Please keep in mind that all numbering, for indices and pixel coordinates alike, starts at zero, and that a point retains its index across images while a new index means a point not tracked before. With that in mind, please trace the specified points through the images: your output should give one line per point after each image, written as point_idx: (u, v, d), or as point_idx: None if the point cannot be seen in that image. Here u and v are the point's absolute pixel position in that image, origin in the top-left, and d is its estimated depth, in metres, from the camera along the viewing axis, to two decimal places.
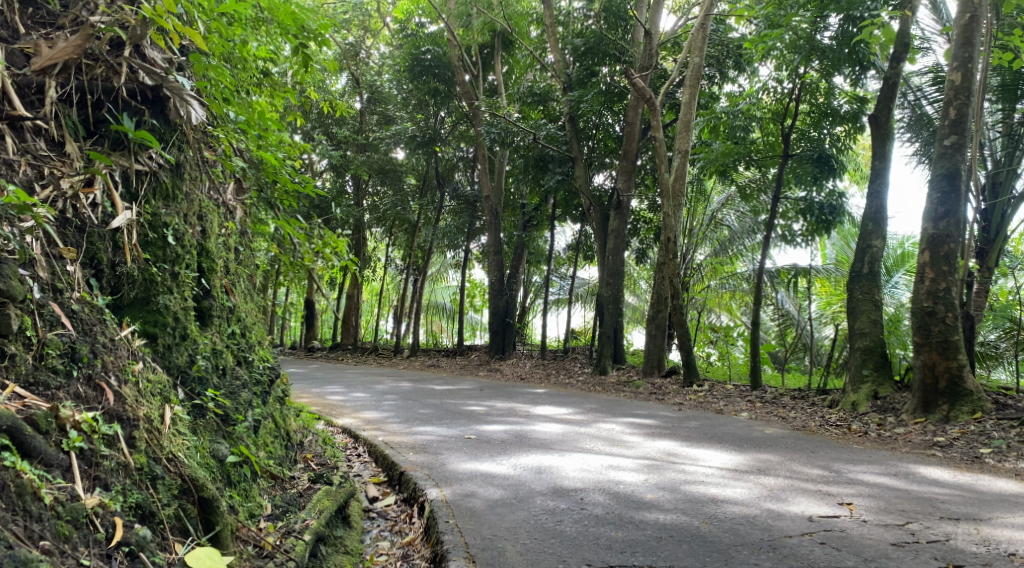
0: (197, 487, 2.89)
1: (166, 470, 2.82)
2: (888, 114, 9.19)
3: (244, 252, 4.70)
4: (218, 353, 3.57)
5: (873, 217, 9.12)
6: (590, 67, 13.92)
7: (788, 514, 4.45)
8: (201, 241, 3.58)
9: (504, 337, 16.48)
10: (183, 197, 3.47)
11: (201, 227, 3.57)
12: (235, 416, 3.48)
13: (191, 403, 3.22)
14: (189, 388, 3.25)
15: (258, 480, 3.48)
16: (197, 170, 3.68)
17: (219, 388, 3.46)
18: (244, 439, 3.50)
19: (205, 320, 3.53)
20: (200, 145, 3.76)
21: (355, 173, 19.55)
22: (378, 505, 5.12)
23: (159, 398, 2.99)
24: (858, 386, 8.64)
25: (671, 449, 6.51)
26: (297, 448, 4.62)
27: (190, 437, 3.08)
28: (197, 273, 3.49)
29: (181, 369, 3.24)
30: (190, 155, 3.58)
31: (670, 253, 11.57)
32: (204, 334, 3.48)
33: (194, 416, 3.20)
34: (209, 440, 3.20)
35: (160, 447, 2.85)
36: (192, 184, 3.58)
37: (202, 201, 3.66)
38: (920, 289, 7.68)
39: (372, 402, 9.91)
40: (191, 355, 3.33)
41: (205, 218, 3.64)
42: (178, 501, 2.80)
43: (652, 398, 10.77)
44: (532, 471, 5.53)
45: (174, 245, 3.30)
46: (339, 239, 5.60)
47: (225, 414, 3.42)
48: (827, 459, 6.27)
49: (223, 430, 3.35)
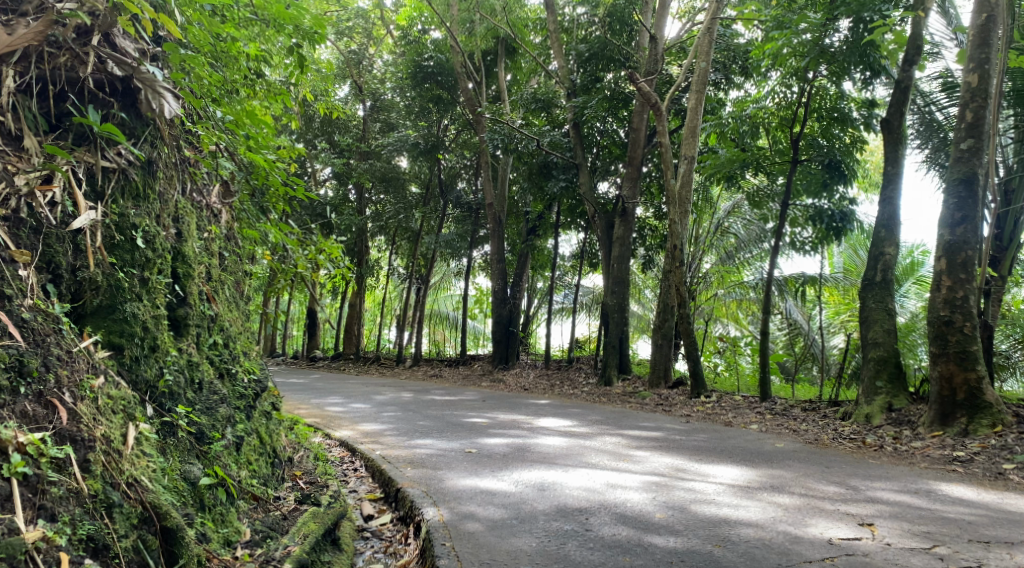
0: (160, 515, 2.67)
1: (124, 498, 2.58)
2: (901, 119, 8.93)
3: (231, 258, 4.47)
4: (194, 365, 3.33)
5: (886, 224, 8.84)
6: (593, 73, 13.53)
7: (806, 537, 4.20)
8: (177, 245, 3.35)
9: (507, 346, 16.23)
10: (156, 197, 3.26)
11: (175, 230, 3.36)
12: (211, 434, 3.24)
13: (161, 420, 2.98)
14: (158, 404, 3.01)
15: (236, 503, 3.23)
16: (173, 170, 3.47)
17: (194, 404, 3.23)
18: (221, 459, 3.26)
19: (180, 330, 3.30)
20: (178, 143, 3.56)
21: (357, 180, 19.38)
22: (372, 525, 4.87)
23: (122, 415, 2.77)
24: (872, 398, 8.35)
25: (680, 464, 6.25)
26: (286, 465, 4.36)
27: (156, 458, 2.84)
28: (171, 280, 3.27)
29: (149, 384, 3.00)
30: (164, 153, 3.37)
31: (677, 261, 11.30)
32: (178, 345, 3.25)
33: (163, 435, 2.97)
34: (179, 461, 2.97)
35: (118, 470, 2.62)
36: (167, 186, 3.36)
37: (178, 202, 3.45)
38: (936, 298, 7.42)
39: (371, 413, 9.67)
40: (161, 368, 3.08)
41: (181, 220, 3.44)
42: (137, 531, 2.57)
43: (659, 409, 10.50)
44: (534, 489, 5.28)
45: (143, 249, 3.08)
46: (336, 245, 5.53)
47: (200, 432, 3.18)
48: (842, 475, 6.00)
49: (197, 449, 3.11)
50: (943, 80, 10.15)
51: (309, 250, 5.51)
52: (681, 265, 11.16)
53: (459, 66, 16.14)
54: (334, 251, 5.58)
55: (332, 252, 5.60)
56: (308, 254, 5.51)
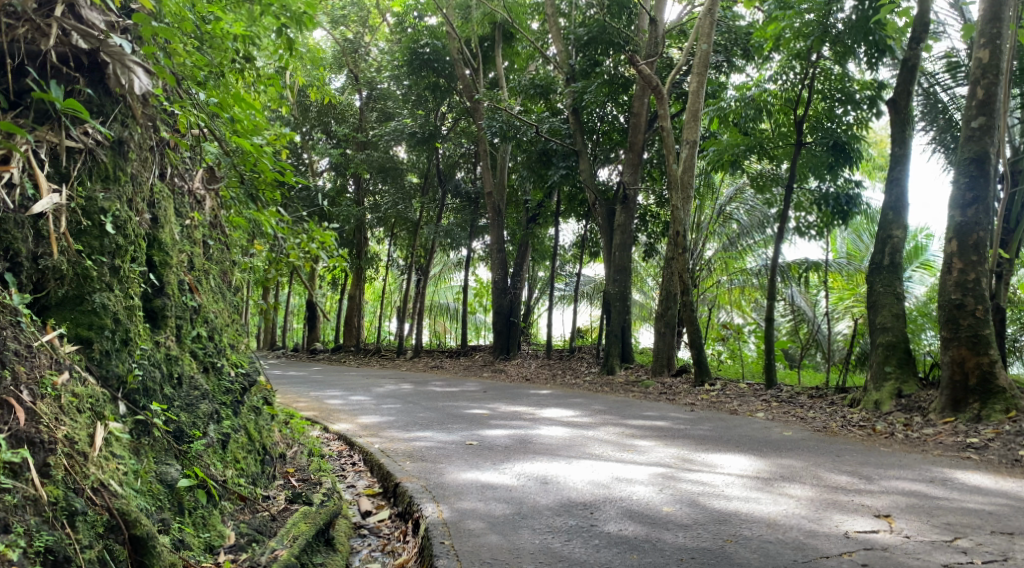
0: (129, 523, 2.48)
1: (88, 504, 2.40)
2: (908, 99, 8.69)
3: (215, 247, 4.26)
4: (173, 359, 3.15)
5: (893, 206, 8.62)
6: (593, 58, 13.20)
7: (823, 530, 4.04)
8: (152, 232, 3.16)
9: (508, 337, 16.05)
10: (128, 179, 3.07)
11: (150, 215, 3.17)
12: (191, 432, 3.07)
13: (134, 419, 2.79)
14: (131, 402, 2.81)
15: (220, 505, 3.05)
16: (148, 152, 3.27)
17: (172, 402, 3.04)
18: (202, 459, 3.07)
19: (156, 322, 3.11)
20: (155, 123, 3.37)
21: (355, 171, 19.15)
22: (370, 521, 4.70)
23: (89, 414, 2.58)
24: (881, 384, 8.17)
25: (686, 455, 6.08)
26: (277, 462, 4.18)
27: (127, 461, 2.65)
28: (147, 269, 3.09)
29: (123, 380, 2.80)
30: (138, 134, 3.17)
31: (679, 248, 11.07)
32: (156, 338, 3.07)
33: (137, 435, 2.78)
34: (154, 462, 2.79)
35: (83, 475, 2.43)
36: (140, 168, 3.17)
37: (154, 186, 3.26)
38: (947, 281, 7.23)
39: (370, 405, 9.49)
40: (135, 362, 2.88)
41: (157, 205, 3.25)
42: (103, 541, 2.39)
43: (663, 398, 10.32)
44: (537, 482, 5.11)
45: (113, 235, 2.88)
46: (328, 232, 5.13)
47: (178, 431, 3.00)
48: (854, 464, 5.82)
49: (174, 449, 2.92)
50: (947, 59, 9.96)
51: (300, 238, 5.14)
52: (683, 251, 10.94)
53: (457, 53, 15.87)
54: (327, 238, 5.18)
55: (326, 242, 5.23)
56: (300, 242, 5.18)
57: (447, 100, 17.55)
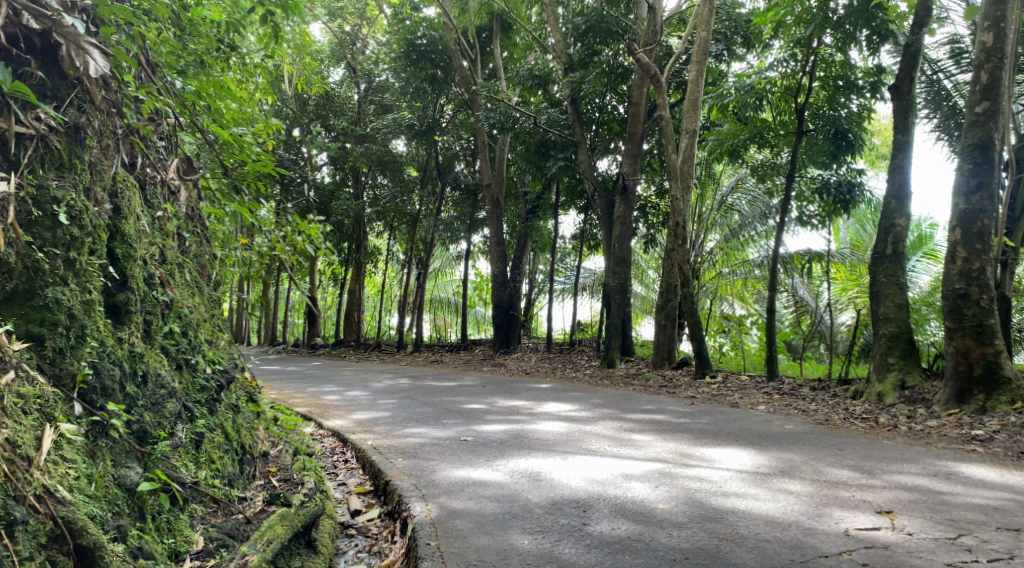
0: (75, 532, 2.35)
1: (30, 512, 2.28)
2: (911, 84, 8.50)
3: (193, 241, 4.12)
4: (138, 357, 3.01)
5: (896, 194, 8.44)
6: (591, 47, 12.96)
7: (821, 528, 3.91)
8: (113, 223, 3.03)
9: (508, 330, 15.89)
10: (86, 167, 2.94)
11: (112, 206, 3.04)
12: (155, 433, 2.94)
13: (90, 420, 2.65)
14: (87, 402, 2.67)
15: (187, 508, 2.92)
16: (110, 140, 3.15)
17: (135, 401, 2.90)
18: (167, 461, 2.95)
19: (120, 317, 2.98)
20: (119, 109, 3.24)
21: (353, 164, 19.00)
22: (358, 521, 4.58)
23: (36, 416, 2.46)
24: (883, 375, 8.03)
25: (684, 450, 5.93)
26: (259, 461, 4.04)
27: (79, 464, 2.52)
28: (107, 262, 2.95)
29: (79, 379, 2.67)
30: (97, 121, 3.04)
31: (679, 239, 10.93)
32: (119, 335, 2.94)
33: (94, 436, 2.65)
34: (113, 464, 2.66)
35: (25, 481, 2.30)
36: (100, 156, 3.04)
37: (116, 174, 3.13)
38: (950, 270, 7.08)
39: (367, 401, 9.35)
40: (93, 359, 2.75)
41: (120, 195, 3.12)
42: (45, 552, 2.26)
43: (663, 391, 10.18)
44: (530, 480, 4.98)
45: (67, 226, 2.75)
46: (313, 225, 5.03)
47: (142, 432, 2.87)
48: (855, 458, 5.68)
49: (136, 451, 2.80)
50: (951, 45, 9.76)
51: (284, 231, 5.03)
52: (683, 243, 10.80)
53: (455, 45, 15.70)
54: (313, 231, 5.09)
55: (311, 235, 5.13)
56: (284, 235, 5.08)
57: (445, 92, 17.40)
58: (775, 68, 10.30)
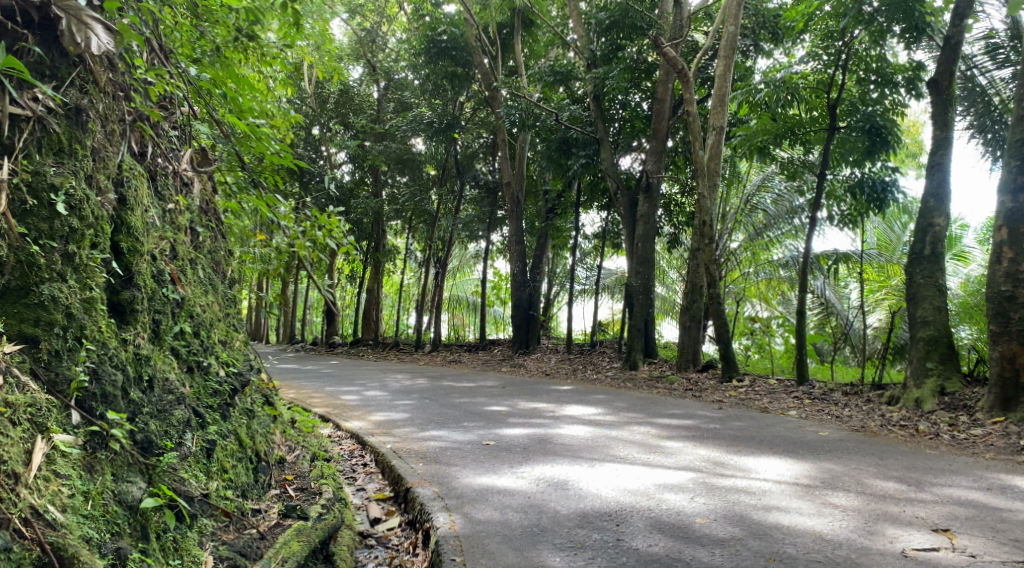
0: (64, 560, 2.13)
1: (14, 538, 2.06)
2: (952, 78, 8.14)
3: (207, 235, 3.91)
4: (143, 360, 2.80)
5: (935, 193, 8.09)
6: (614, 43, 12.65)
7: (876, 547, 3.73)
8: (117, 214, 2.81)
9: (528, 331, 15.65)
10: (88, 153, 2.73)
11: (117, 195, 2.83)
12: (161, 443, 2.72)
13: (88, 430, 2.44)
14: (86, 411, 2.46)
15: (195, 525, 2.70)
16: (115, 125, 2.95)
17: (140, 408, 2.69)
18: (174, 473, 2.73)
19: (124, 317, 2.76)
20: (124, 94, 3.02)
21: (372, 163, 18.78)
22: (378, 530, 4.36)
23: (26, 427, 2.25)
24: (922, 381, 7.71)
25: (717, 458, 5.67)
26: (274, 469, 3.81)
27: (74, 481, 2.31)
28: (111, 257, 2.74)
29: (76, 386, 2.45)
30: (100, 105, 2.83)
31: (706, 238, 10.63)
32: (123, 336, 2.72)
33: (92, 447, 2.43)
34: (113, 479, 2.44)
35: (10, 503, 2.09)
36: (104, 142, 2.84)
37: (121, 162, 2.92)
38: (996, 271, 6.76)
39: (386, 402, 9.12)
40: (93, 362, 2.53)
41: (126, 185, 2.91)
42: None
43: (688, 395, 9.90)
44: (557, 489, 4.74)
45: (65, 216, 2.54)
46: (334, 216, 4.65)
47: (147, 442, 2.66)
48: (899, 469, 5.38)
49: (140, 464, 2.58)
50: (985, 41, 9.24)
51: (304, 226, 4.65)
52: (710, 242, 10.50)
53: (475, 41, 15.42)
54: (333, 224, 4.71)
55: (333, 230, 4.76)
56: (304, 230, 4.70)
57: (465, 88, 17.16)
58: (805, 64, 9.99)
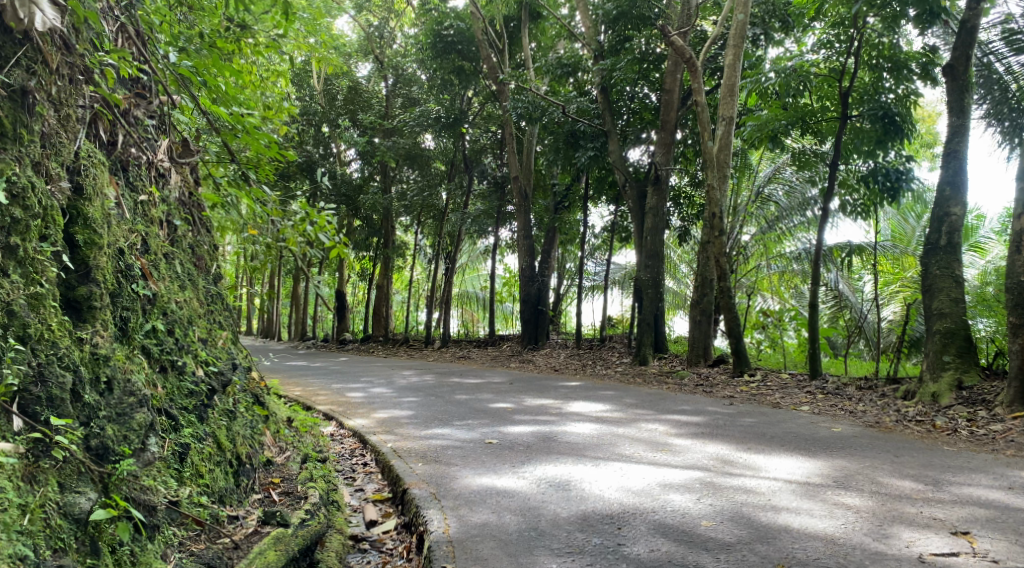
0: None
1: None
2: (968, 63, 7.89)
3: (186, 229, 3.77)
4: (101, 360, 2.66)
5: (951, 181, 7.84)
6: (622, 34, 12.38)
7: (892, 552, 3.53)
8: (72, 204, 2.70)
9: (537, 326, 15.46)
10: (36, 137, 2.59)
11: (72, 184, 2.73)
12: (120, 449, 2.58)
13: (30, 437, 2.31)
14: (28, 416, 2.33)
15: (156, 536, 2.57)
16: (71, 110, 2.82)
17: (98, 412, 2.56)
18: (135, 481, 2.59)
19: (80, 314, 2.64)
20: (82, 77, 2.88)
21: (380, 158, 18.62)
22: (373, 533, 4.20)
23: None
24: (939, 374, 7.46)
25: (726, 456, 5.47)
26: (259, 473, 3.65)
27: (9, 494, 2.18)
28: (63, 249, 2.62)
29: (19, 387, 2.33)
30: (52, 89, 2.70)
31: (716, 231, 10.38)
32: (78, 333, 2.60)
33: (35, 456, 2.31)
34: (59, 489, 2.33)
35: None
36: (57, 128, 2.72)
37: (77, 150, 2.80)
38: (1016, 261, 6.50)
39: (391, 399, 8.96)
40: (38, 362, 2.41)
41: (82, 173, 2.79)
42: None
43: (699, 390, 9.69)
44: (558, 490, 4.56)
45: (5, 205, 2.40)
46: (324, 211, 4.39)
47: (104, 448, 2.53)
48: (916, 467, 5.16)
49: (93, 472, 2.45)
50: (1003, 26, 8.86)
51: (293, 221, 4.38)
52: (721, 235, 10.25)
53: (481, 34, 15.20)
54: (323, 218, 4.45)
55: (322, 225, 4.51)
56: (293, 225, 4.43)
57: (472, 83, 16.92)
58: (816, 52, 9.72)
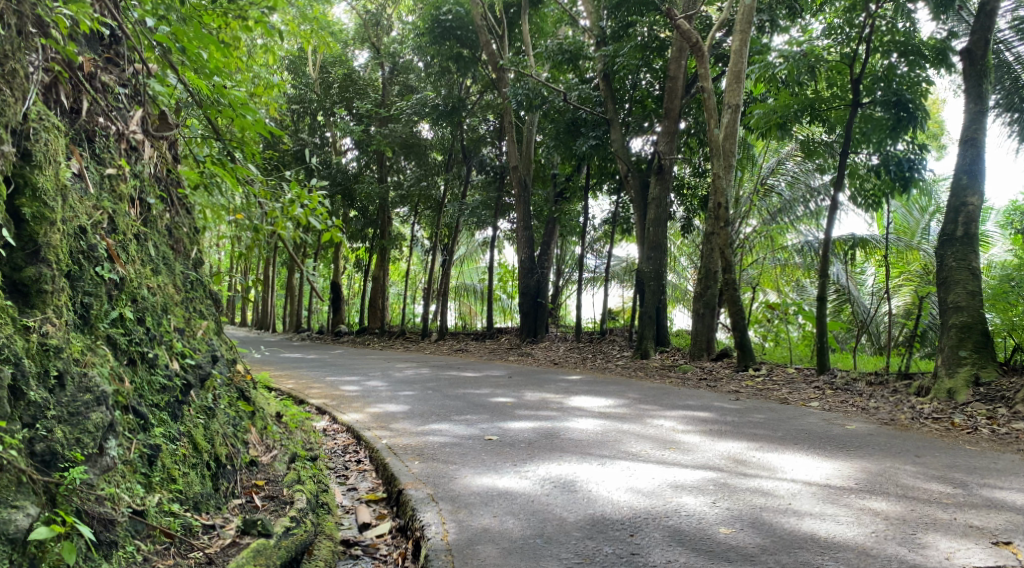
0: None
1: None
2: (988, 49, 7.56)
3: (162, 208, 3.47)
4: (51, 351, 2.40)
5: (969, 170, 7.54)
6: (625, 19, 12.03)
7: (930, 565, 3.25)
8: (17, 173, 2.46)
9: (536, 318, 15.17)
10: None
11: (19, 149, 2.48)
12: (70, 455, 2.32)
13: None
14: None
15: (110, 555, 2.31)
16: (18, 67, 2.56)
17: (44, 411, 2.30)
18: (86, 491, 2.33)
19: (27, 299, 2.41)
20: (26, 31, 2.62)
21: (377, 148, 18.21)
22: (366, 537, 3.89)
23: None
24: (954, 370, 7.14)
25: (739, 455, 5.17)
26: (241, 474, 3.35)
27: None
28: (5, 224, 2.39)
29: None
30: None
31: (721, 222, 10.08)
32: (23, 316, 2.36)
33: None
34: None
35: None
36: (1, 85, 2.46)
37: (25, 111, 2.54)
38: None
39: (386, 393, 8.62)
40: None
41: (30, 139, 2.53)
42: None
43: (703, 385, 9.40)
44: (564, 491, 4.27)
45: None
46: (315, 193, 4.10)
47: (49, 455, 2.27)
48: (941, 468, 4.88)
49: (36, 483, 2.19)
50: (1015, 12, 8.50)
51: (282, 203, 4.10)
52: (726, 226, 9.96)
53: (480, 20, 14.78)
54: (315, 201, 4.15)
55: (314, 208, 4.21)
56: (284, 207, 4.13)
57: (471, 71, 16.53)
58: (827, 37, 9.39)
